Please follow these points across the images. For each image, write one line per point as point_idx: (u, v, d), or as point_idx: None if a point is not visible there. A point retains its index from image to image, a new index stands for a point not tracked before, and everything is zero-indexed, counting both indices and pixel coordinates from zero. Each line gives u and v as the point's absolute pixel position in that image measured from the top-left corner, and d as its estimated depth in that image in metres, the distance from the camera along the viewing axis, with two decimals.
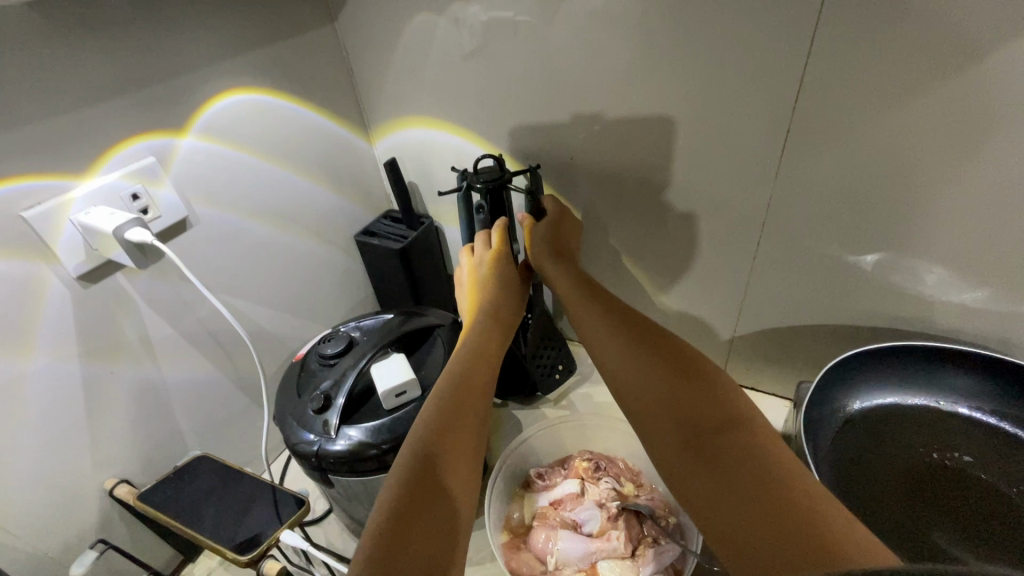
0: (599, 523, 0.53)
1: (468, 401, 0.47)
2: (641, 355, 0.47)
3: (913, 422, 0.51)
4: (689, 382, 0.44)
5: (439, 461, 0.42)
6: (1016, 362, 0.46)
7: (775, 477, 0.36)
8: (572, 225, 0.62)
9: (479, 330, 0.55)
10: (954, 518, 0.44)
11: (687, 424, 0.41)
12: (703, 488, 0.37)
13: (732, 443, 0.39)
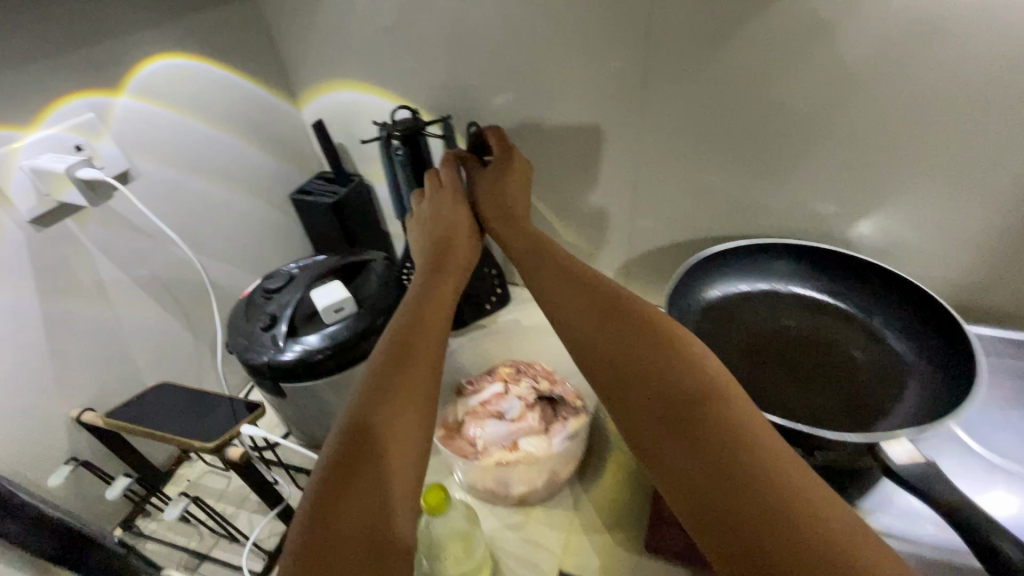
0: (519, 409, 0.64)
1: (418, 379, 0.45)
2: (603, 322, 0.48)
3: (756, 303, 0.63)
4: (658, 347, 0.44)
5: (391, 445, 0.40)
6: (819, 245, 0.61)
7: (745, 448, 0.36)
8: (518, 164, 0.66)
9: (426, 300, 0.54)
10: (784, 364, 0.56)
11: (656, 392, 0.41)
12: (676, 460, 0.37)
13: (698, 412, 0.38)
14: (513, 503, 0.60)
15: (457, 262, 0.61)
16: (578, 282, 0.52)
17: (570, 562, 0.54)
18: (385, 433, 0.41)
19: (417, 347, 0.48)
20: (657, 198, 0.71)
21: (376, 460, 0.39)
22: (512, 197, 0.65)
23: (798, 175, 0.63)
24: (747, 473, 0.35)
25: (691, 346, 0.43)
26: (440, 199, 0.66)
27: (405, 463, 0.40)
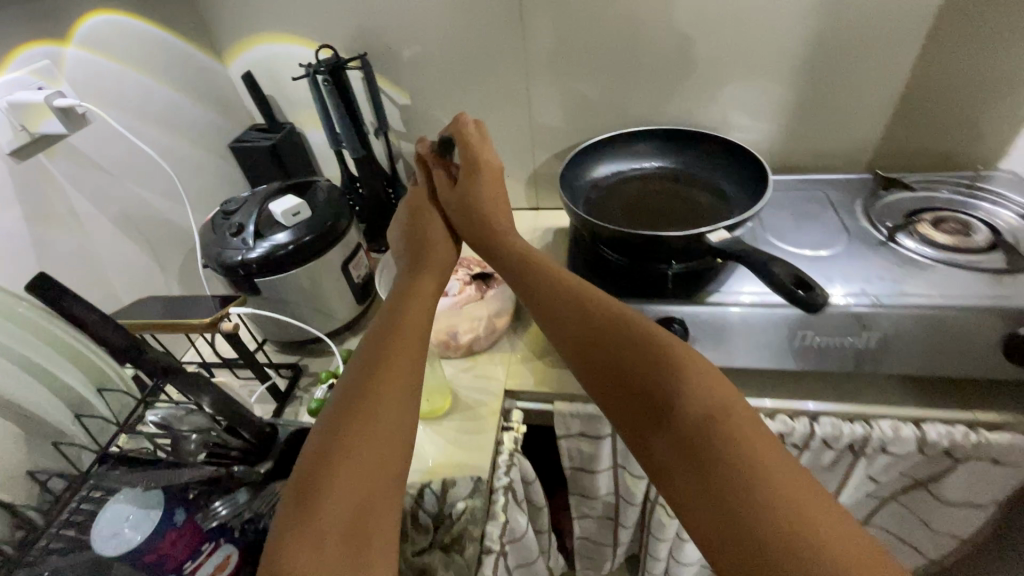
0: (458, 285, 0.76)
1: (380, 439, 0.44)
2: (591, 335, 0.49)
3: (628, 178, 0.80)
4: (657, 367, 0.44)
5: (339, 523, 0.39)
6: (667, 126, 0.78)
7: (756, 477, 0.36)
8: (484, 168, 0.66)
9: (391, 322, 0.53)
10: (647, 214, 0.73)
11: (656, 417, 0.42)
12: (687, 488, 0.39)
13: (704, 436, 0.39)
14: (462, 353, 0.75)
15: (432, 265, 0.62)
16: (564, 299, 0.52)
17: (513, 381, 0.71)
18: (331, 502, 0.39)
19: (379, 392, 0.46)
20: (548, 112, 0.88)
21: (332, 537, 0.38)
22: (484, 201, 0.64)
23: (648, 80, 0.82)
24: (754, 503, 0.35)
25: (694, 362, 0.43)
26: (416, 204, 0.70)
27: (372, 533, 0.40)
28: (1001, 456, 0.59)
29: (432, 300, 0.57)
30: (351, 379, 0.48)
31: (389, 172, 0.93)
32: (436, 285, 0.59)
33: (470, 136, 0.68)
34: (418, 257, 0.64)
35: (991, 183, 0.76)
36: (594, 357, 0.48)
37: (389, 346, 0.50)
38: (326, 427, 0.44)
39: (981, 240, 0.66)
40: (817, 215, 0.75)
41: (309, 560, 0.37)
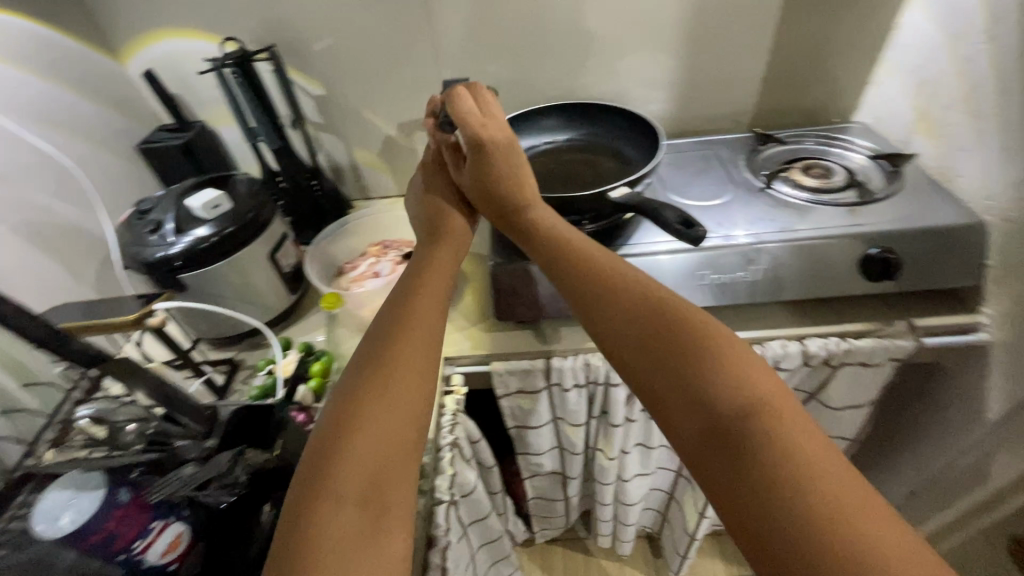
0: (390, 266, 0.82)
1: (393, 404, 0.46)
2: (629, 323, 0.50)
3: (542, 151, 0.85)
4: (691, 358, 0.46)
5: (359, 484, 0.41)
6: (569, 103, 0.86)
7: (795, 465, 0.37)
8: (493, 146, 0.61)
9: (404, 318, 0.53)
10: (560, 182, 0.79)
11: (693, 404, 0.43)
12: (721, 472, 0.40)
13: (745, 426, 0.40)
14: None
15: (446, 240, 0.65)
16: (595, 291, 0.54)
17: (450, 348, 0.74)
18: (351, 466, 0.42)
19: (397, 367, 0.49)
20: None
21: (351, 508, 0.40)
22: (499, 181, 0.63)
23: (552, 59, 0.88)
24: (788, 491, 0.36)
25: (738, 356, 0.45)
26: (431, 183, 0.71)
27: (389, 500, 0.42)
28: (867, 359, 0.69)
29: (447, 275, 0.61)
30: (372, 351, 0.50)
31: (311, 164, 0.94)
32: (451, 259, 0.63)
33: (465, 112, 0.61)
34: (433, 227, 0.67)
35: (847, 134, 0.89)
36: (626, 340, 0.50)
37: (410, 330, 0.52)
38: (351, 391, 0.47)
39: (839, 180, 0.78)
40: (708, 170, 0.84)
41: (327, 516, 0.39)
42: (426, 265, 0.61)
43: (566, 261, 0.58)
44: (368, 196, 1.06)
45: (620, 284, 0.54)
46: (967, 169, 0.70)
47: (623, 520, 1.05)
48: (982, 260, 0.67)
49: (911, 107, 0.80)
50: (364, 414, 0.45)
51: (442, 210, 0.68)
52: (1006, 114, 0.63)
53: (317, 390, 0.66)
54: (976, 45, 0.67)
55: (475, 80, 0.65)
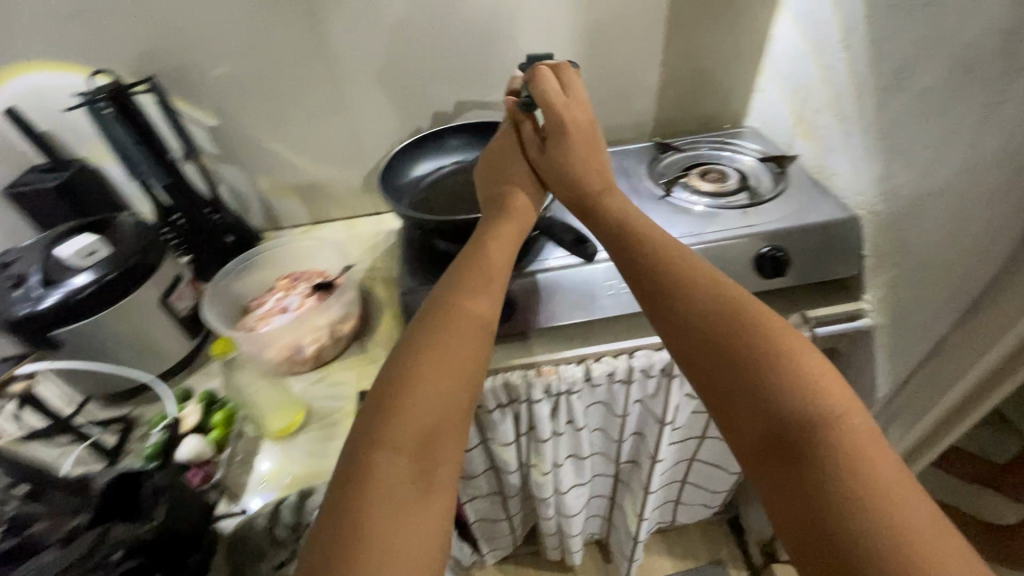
0: (300, 299, 0.78)
1: (449, 381, 0.48)
2: (703, 326, 0.50)
3: (449, 171, 0.84)
4: (765, 354, 0.46)
5: (410, 441, 0.44)
6: (470, 121, 0.85)
7: (860, 480, 0.38)
8: (574, 133, 0.67)
9: (449, 320, 0.52)
10: (468, 202, 0.79)
11: (760, 407, 0.44)
12: (783, 478, 0.41)
13: (813, 434, 0.41)
14: (310, 365, 0.74)
15: (513, 211, 0.66)
16: (661, 295, 0.54)
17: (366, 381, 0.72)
18: (406, 429, 0.45)
19: (449, 342, 0.50)
20: (367, 118, 0.90)
21: (401, 481, 0.42)
22: (576, 163, 0.67)
23: (454, 79, 0.88)
24: (852, 506, 0.37)
25: (820, 364, 0.44)
26: (498, 150, 0.72)
27: (437, 467, 0.45)
28: None
29: (507, 254, 0.61)
30: (433, 330, 0.51)
31: (210, 197, 0.89)
32: (516, 233, 0.64)
33: (549, 92, 0.67)
34: (495, 200, 0.68)
35: (739, 139, 0.94)
36: (690, 327, 0.50)
37: (461, 313, 0.53)
38: (412, 353, 0.49)
39: (732, 183, 0.82)
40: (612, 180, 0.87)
41: (381, 476, 0.42)
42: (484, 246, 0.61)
43: (626, 261, 0.59)
44: (279, 226, 1.02)
45: (686, 277, 0.53)
46: (838, 167, 0.76)
47: (568, 532, 1.06)
48: (859, 251, 0.73)
49: (789, 112, 0.86)
50: (418, 376, 0.48)
51: (517, 178, 0.69)
52: (864, 117, 0.69)
53: (217, 441, 0.62)
54: (835, 54, 0.73)
55: (568, 62, 0.70)
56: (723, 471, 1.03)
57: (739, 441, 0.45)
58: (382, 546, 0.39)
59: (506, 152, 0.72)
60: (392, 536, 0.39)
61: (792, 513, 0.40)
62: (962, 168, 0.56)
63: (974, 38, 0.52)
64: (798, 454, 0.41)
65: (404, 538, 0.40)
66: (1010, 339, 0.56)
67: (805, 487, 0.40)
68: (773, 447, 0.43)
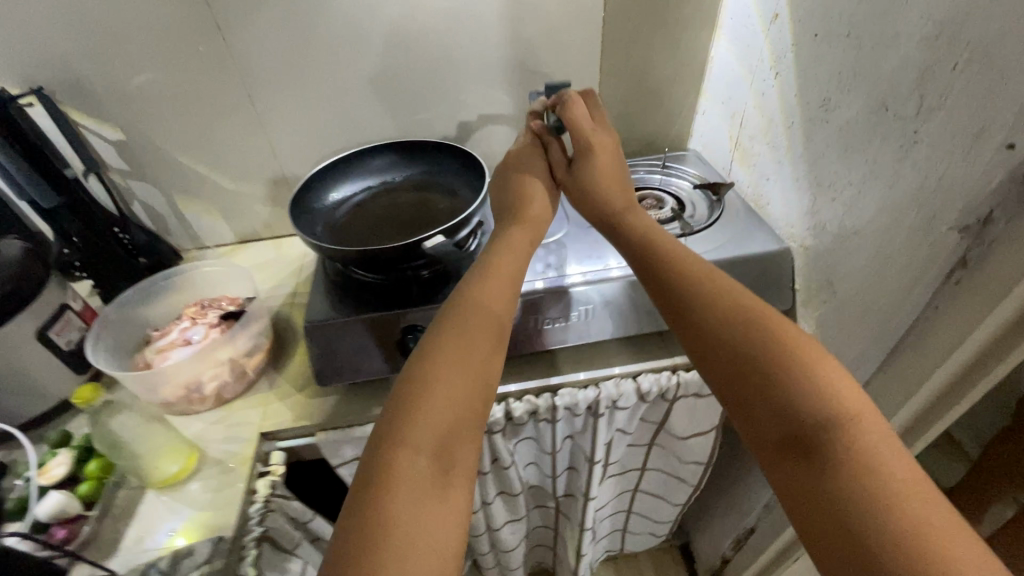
0: (204, 330, 0.72)
1: (468, 380, 0.48)
2: (721, 330, 0.51)
3: (374, 194, 0.80)
4: (784, 360, 0.47)
5: (431, 441, 0.44)
6: (397, 140, 0.81)
7: (869, 479, 0.41)
8: (600, 152, 0.68)
9: (465, 323, 0.52)
10: (391, 227, 0.74)
11: (773, 410, 0.47)
12: (805, 474, 0.44)
13: (831, 434, 0.43)
14: (210, 404, 0.69)
15: (528, 217, 0.65)
16: (680, 300, 0.55)
17: (269, 422, 0.67)
18: (428, 424, 0.45)
19: (469, 340, 0.50)
20: (292, 134, 0.86)
21: (426, 477, 0.42)
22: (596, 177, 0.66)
23: (381, 94, 0.85)
24: (865, 500, 0.40)
25: (833, 371, 0.46)
26: (518, 157, 0.72)
27: (456, 465, 0.44)
28: (698, 390, 0.71)
29: (524, 253, 0.61)
30: (449, 328, 0.51)
31: (117, 214, 0.83)
32: (528, 241, 0.62)
33: (578, 116, 0.69)
34: (509, 207, 0.67)
35: (681, 161, 0.92)
36: (710, 331, 0.52)
37: (479, 312, 0.53)
38: (431, 349, 0.49)
39: (668, 211, 0.79)
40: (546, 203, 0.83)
41: (405, 470, 0.42)
42: (502, 247, 0.60)
43: (643, 264, 0.59)
44: (202, 245, 0.96)
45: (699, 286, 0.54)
46: (772, 196, 0.74)
47: (508, 565, 1.01)
48: (791, 285, 0.71)
49: (727, 137, 0.83)
50: (438, 379, 0.47)
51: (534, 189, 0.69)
52: (793, 147, 0.67)
53: (87, 493, 0.56)
54: (767, 80, 0.71)
55: (592, 90, 0.73)
56: (667, 502, 1.00)
57: (757, 437, 0.48)
58: (409, 539, 0.39)
59: (524, 164, 0.72)
60: (419, 532, 0.39)
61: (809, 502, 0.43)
62: (883, 207, 0.54)
63: (891, 73, 0.50)
64: (814, 449, 0.44)
65: (428, 535, 0.40)
66: (930, 388, 0.54)
67: (825, 478, 0.43)
68: (790, 443, 0.45)
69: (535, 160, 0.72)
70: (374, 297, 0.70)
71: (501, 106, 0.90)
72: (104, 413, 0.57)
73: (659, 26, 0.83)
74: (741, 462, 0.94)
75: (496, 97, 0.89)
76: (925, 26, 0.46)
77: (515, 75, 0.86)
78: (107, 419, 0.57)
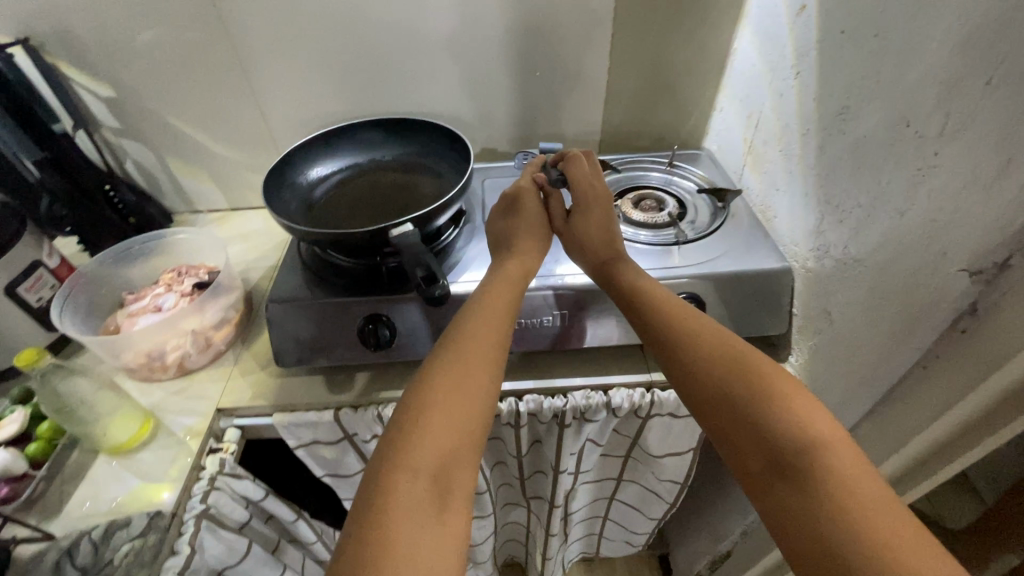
0: (176, 299, 0.70)
1: (468, 396, 0.46)
2: (711, 363, 0.49)
3: (360, 171, 0.78)
4: (761, 390, 0.45)
5: (431, 460, 0.42)
6: (389, 117, 0.78)
7: (848, 502, 0.38)
8: (600, 206, 0.64)
9: (460, 338, 0.50)
10: (370, 208, 0.71)
11: (762, 439, 0.44)
12: (789, 501, 0.41)
13: (808, 460, 0.41)
14: (173, 374, 0.68)
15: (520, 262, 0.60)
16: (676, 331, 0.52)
17: (227, 398, 0.66)
18: (425, 444, 0.42)
19: (469, 357, 0.49)
20: (282, 103, 0.83)
21: (422, 497, 0.40)
22: (597, 228, 0.63)
23: (376, 67, 0.81)
24: (850, 525, 0.37)
25: (802, 398, 0.44)
26: (515, 199, 0.67)
27: (454, 487, 0.42)
28: (673, 410, 0.67)
29: (523, 274, 0.59)
30: (449, 346, 0.50)
31: (105, 172, 0.82)
32: (523, 271, 0.59)
33: (582, 172, 0.66)
34: (505, 252, 0.62)
35: (692, 161, 0.85)
36: (698, 363, 0.49)
37: (480, 328, 0.51)
38: (430, 369, 0.48)
39: (666, 214, 0.74)
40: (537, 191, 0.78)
41: (402, 491, 0.40)
42: (496, 275, 0.58)
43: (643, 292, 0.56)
44: (194, 209, 0.95)
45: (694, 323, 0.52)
46: (779, 210, 0.67)
47: (477, 559, 1.01)
48: (788, 308, 0.65)
49: (742, 139, 0.77)
50: (436, 395, 0.45)
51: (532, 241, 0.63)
52: (806, 158, 0.61)
53: (35, 453, 0.57)
54: (787, 80, 0.64)
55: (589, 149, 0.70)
56: (644, 515, 0.97)
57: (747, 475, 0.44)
58: (408, 563, 0.37)
59: (519, 214, 0.66)
60: (419, 556, 0.37)
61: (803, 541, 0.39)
62: (890, 237, 0.47)
63: (916, 85, 0.43)
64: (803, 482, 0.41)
65: (427, 558, 0.37)
66: (927, 437, 0.49)
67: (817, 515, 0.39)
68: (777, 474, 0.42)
69: (535, 203, 0.66)
70: (342, 280, 0.68)
71: (501, 88, 0.85)
72: (57, 375, 0.57)
73: (677, 11, 0.76)
74: (723, 484, 0.89)
75: (496, 77, 0.83)
76: (962, 31, 0.39)
77: (518, 56, 0.81)
78: (59, 381, 0.57)
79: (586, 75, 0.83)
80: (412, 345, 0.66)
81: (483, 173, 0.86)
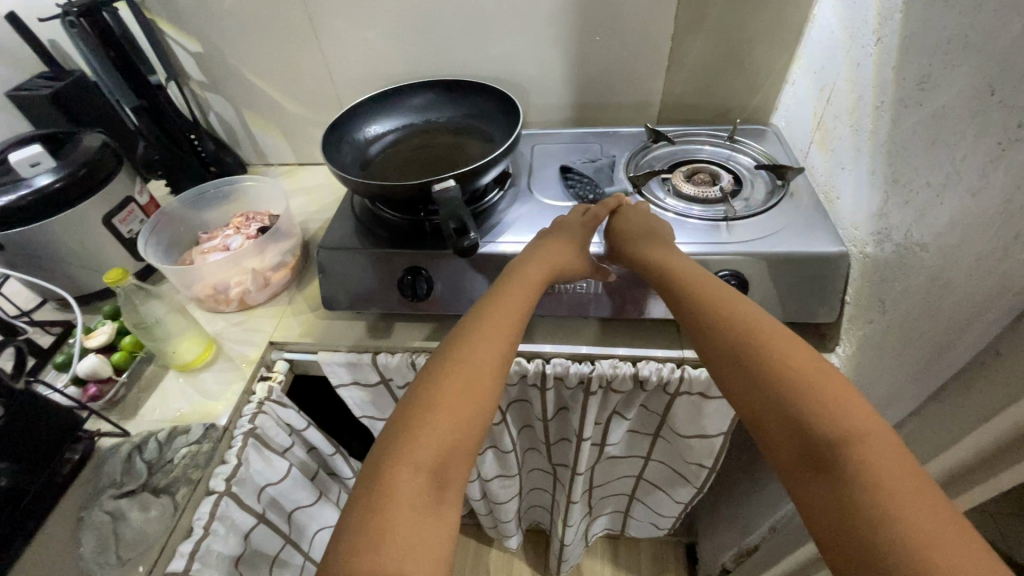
0: (242, 240, 0.76)
1: (476, 386, 0.45)
2: (743, 350, 0.46)
3: (414, 130, 0.81)
4: (790, 375, 0.43)
5: (433, 452, 0.41)
6: (445, 79, 0.80)
7: (879, 488, 0.36)
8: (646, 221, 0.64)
9: (466, 329, 0.50)
10: (421, 163, 0.74)
11: (795, 423, 0.41)
12: (825, 497, 0.38)
13: (845, 451, 0.38)
14: (235, 307, 0.75)
15: (532, 271, 0.58)
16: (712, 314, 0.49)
17: (279, 334, 0.72)
18: (431, 432, 0.42)
19: (471, 347, 0.48)
20: (347, 62, 0.87)
21: (422, 487, 0.40)
22: (643, 235, 0.61)
23: (436, 27, 0.82)
24: (883, 515, 0.35)
25: (835, 386, 0.41)
26: (560, 225, 0.64)
27: (451, 480, 0.41)
28: (703, 389, 0.66)
29: (552, 264, 0.59)
30: (463, 334, 0.49)
31: (192, 121, 0.90)
32: (547, 275, 0.58)
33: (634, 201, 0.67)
34: (536, 249, 0.61)
35: (754, 137, 0.81)
36: (744, 348, 0.46)
37: (484, 319, 0.51)
38: (436, 358, 0.48)
39: (718, 189, 0.70)
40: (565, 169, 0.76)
41: (402, 480, 0.39)
42: (515, 276, 0.56)
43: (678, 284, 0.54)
44: (265, 161, 1.03)
45: (726, 310, 0.49)
46: (843, 190, 0.63)
47: (499, 517, 1.05)
48: (840, 295, 0.61)
49: (812, 114, 0.71)
50: (444, 384, 0.45)
51: (575, 249, 0.62)
52: (878, 134, 0.56)
53: (119, 362, 0.66)
54: (866, 48, 0.58)
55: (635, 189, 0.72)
56: (671, 499, 0.96)
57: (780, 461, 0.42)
58: (408, 547, 0.37)
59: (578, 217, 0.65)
60: (417, 542, 0.37)
61: (838, 529, 0.36)
62: (956, 220, 0.44)
63: (1009, 46, 0.38)
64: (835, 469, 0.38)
65: (422, 541, 0.38)
66: (975, 439, 0.46)
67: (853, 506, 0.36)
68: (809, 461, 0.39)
69: (577, 222, 0.65)
70: (387, 233, 0.71)
71: (559, 54, 0.84)
72: (137, 296, 0.62)
73: None
74: (756, 476, 0.86)
75: (555, 42, 0.82)
76: None
77: (578, 19, 0.79)
78: (139, 302, 0.63)
79: (647, 41, 0.81)
80: (447, 299, 0.68)
81: (534, 139, 0.86)
